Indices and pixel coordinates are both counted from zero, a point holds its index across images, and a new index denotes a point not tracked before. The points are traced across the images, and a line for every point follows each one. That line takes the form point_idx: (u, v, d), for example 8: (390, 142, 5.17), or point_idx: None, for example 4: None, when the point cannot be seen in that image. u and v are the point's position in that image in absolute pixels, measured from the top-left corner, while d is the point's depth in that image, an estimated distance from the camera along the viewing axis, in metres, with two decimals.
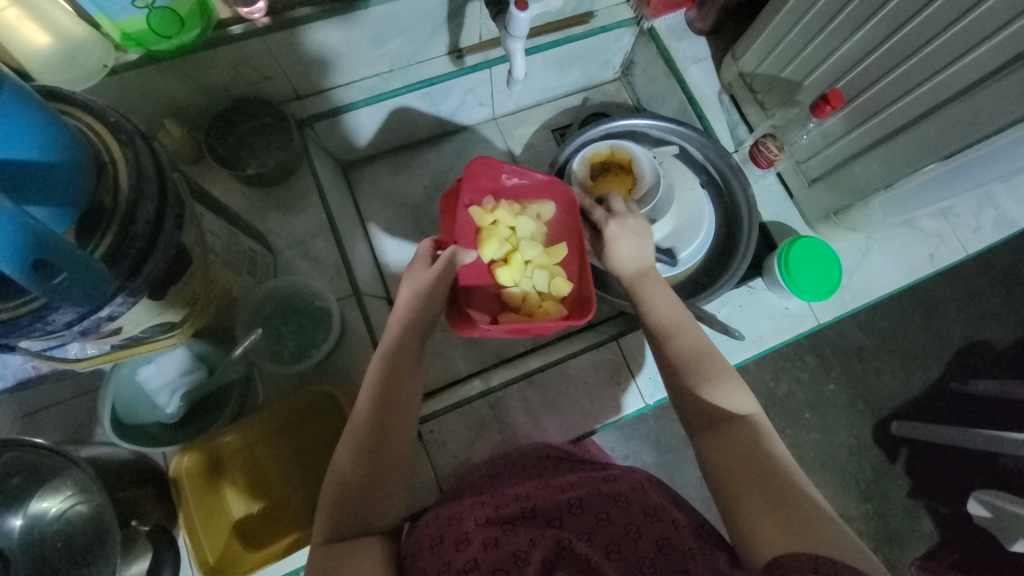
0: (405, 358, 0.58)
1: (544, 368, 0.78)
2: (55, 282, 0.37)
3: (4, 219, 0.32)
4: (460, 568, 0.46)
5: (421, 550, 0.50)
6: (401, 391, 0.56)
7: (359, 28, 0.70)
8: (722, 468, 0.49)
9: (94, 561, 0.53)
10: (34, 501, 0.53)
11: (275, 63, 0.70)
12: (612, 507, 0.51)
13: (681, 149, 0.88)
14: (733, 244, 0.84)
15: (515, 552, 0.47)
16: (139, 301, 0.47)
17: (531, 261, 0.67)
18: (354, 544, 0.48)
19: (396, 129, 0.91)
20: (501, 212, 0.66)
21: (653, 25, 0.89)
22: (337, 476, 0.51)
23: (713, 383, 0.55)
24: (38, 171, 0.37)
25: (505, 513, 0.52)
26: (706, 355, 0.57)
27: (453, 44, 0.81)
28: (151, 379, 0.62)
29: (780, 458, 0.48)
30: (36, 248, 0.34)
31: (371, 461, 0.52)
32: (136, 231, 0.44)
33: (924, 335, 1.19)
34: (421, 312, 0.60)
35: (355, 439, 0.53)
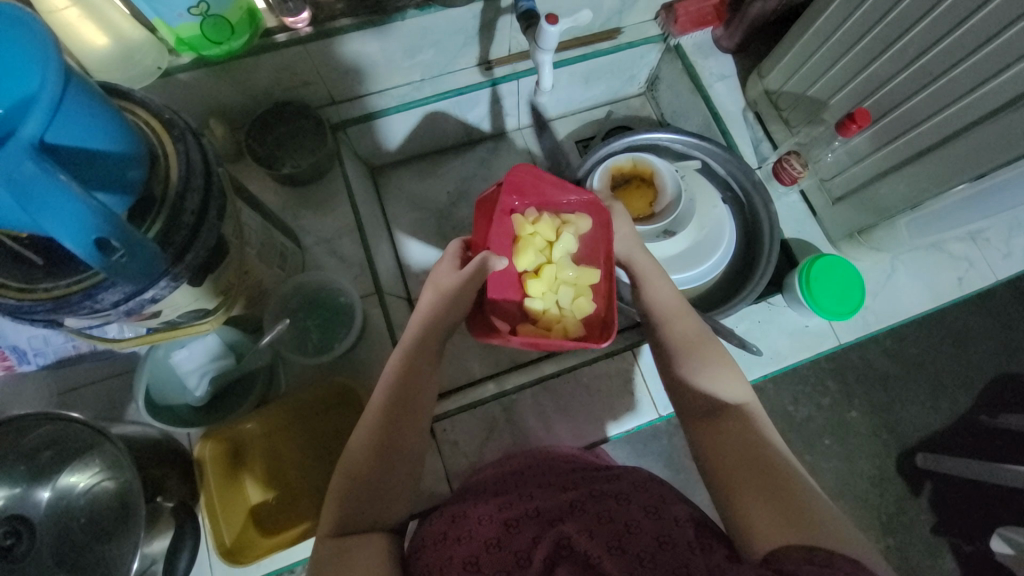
0: (422, 359, 0.59)
1: (558, 374, 0.78)
2: (115, 259, 0.40)
3: (68, 199, 0.35)
4: (463, 562, 0.48)
5: (426, 546, 0.53)
6: (417, 391, 0.57)
7: (394, 39, 0.73)
8: (717, 464, 0.50)
9: (118, 536, 0.55)
10: (63, 475, 0.56)
11: (315, 70, 0.74)
12: (612, 506, 0.50)
13: (704, 164, 0.89)
14: (753, 260, 0.84)
15: (518, 554, 0.47)
16: (180, 285, 0.49)
17: (560, 277, 0.69)
18: (360, 538, 0.49)
19: (424, 135, 0.94)
20: (542, 225, 0.68)
21: (680, 42, 0.90)
22: (349, 467, 0.53)
23: (704, 370, 0.56)
24: (99, 159, 0.40)
25: (509, 512, 0.53)
26: (699, 339, 0.59)
27: (483, 56, 0.84)
28: (184, 363, 0.65)
29: (778, 457, 0.49)
30: (97, 226, 0.37)
31: (382, 459, 0.53)
32: (182, 219, 0.46)
33: (953, 365, 1.16)
34: (443, 316, 0.61)
35: (370, 431, 0.54)
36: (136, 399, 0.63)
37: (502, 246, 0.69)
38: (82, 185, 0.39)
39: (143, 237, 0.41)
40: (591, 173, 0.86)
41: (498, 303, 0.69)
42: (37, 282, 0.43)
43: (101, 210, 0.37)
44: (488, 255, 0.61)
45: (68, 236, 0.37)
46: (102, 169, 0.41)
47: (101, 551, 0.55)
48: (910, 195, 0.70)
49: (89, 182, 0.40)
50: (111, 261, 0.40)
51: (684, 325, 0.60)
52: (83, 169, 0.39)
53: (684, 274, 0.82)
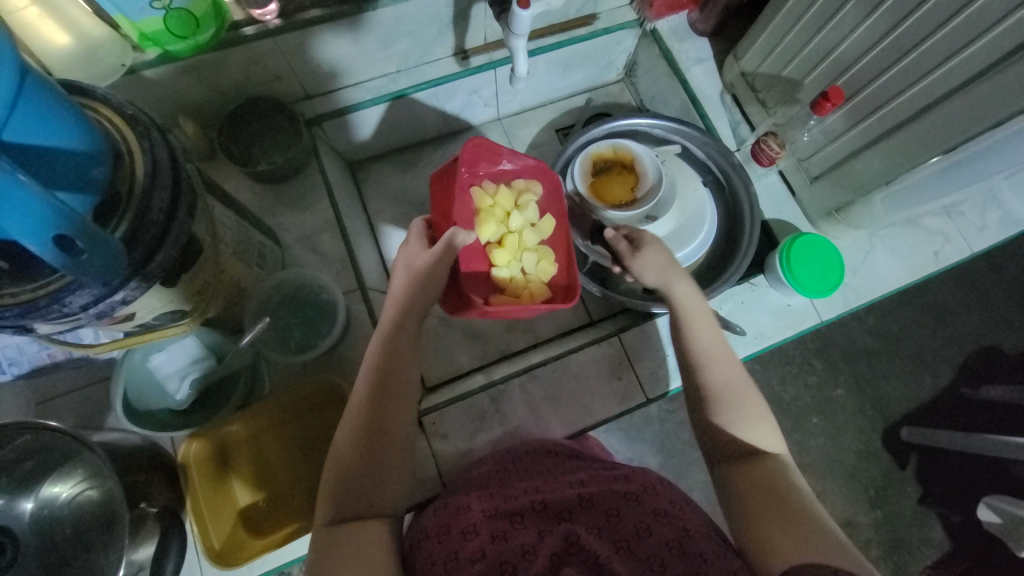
0: (401, 346, 0.59)
1: (545, 363, 0.78)
2: (80, 258, 0.39)
3: (28, 196, 0.34)
4: (470, 557, 0.47)
5: (429, 538, 0.52)
6: (396, 377, 0.57)
7: (367, 31, 0.72)
8: (748, 498, 0.50)
9: (106, 545, 0.55)
10: (45, 485, 0.56)
11: (287, 64, 0.73)
12: (623, 504, 0.52)
13: (683, 148, 0.90)
14: (735, 241, 0.84)
15: (523, 547, 0.47)
16: (151, 287, 0.49)
17: (521, 244, 0.70)
18: (355, 527, 0.48)
19: (402, 128, 0.92)
20: (501, 196, 0.69)
21: (656, 27, 0.90)
22: (339, 459, 0.52)
23: (745, 420, 0.55)
24: (59, 157, 0.39)
25: (513, 505, 0.53)
26: (741, 387, 0.57)
27: (459, 45, 0.83)
28: (162, 368, 0.64)
29: (814, 505, 0.49)
30: (59, 224, 0.36)
31: (369, 450, 0.52)
32: (150, 218, 0.45)
33: (934, 339, 1.18)
34: (411, 300, 0.61)
35: (357, 419, 0.54)
36: (114, 406, 0.61)
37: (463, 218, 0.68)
38: (43, 184, 0.38)
39: (110, 238, 0.40)
40: (571, 160, 0.86)
41: (464, 276, 0.69)
42: (5, 289, 0.42)
43: (66, 210, 0.36)
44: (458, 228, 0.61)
45: (28, 235, 0.35)
46: (63, 166, 0.39)
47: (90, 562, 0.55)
48: (885, 170, 0.71)
49: (50, 181, 0.39)
50: (76, 261, 0.39)
51: (724, 370, 0.58)
52: (41, 166, 0.38)
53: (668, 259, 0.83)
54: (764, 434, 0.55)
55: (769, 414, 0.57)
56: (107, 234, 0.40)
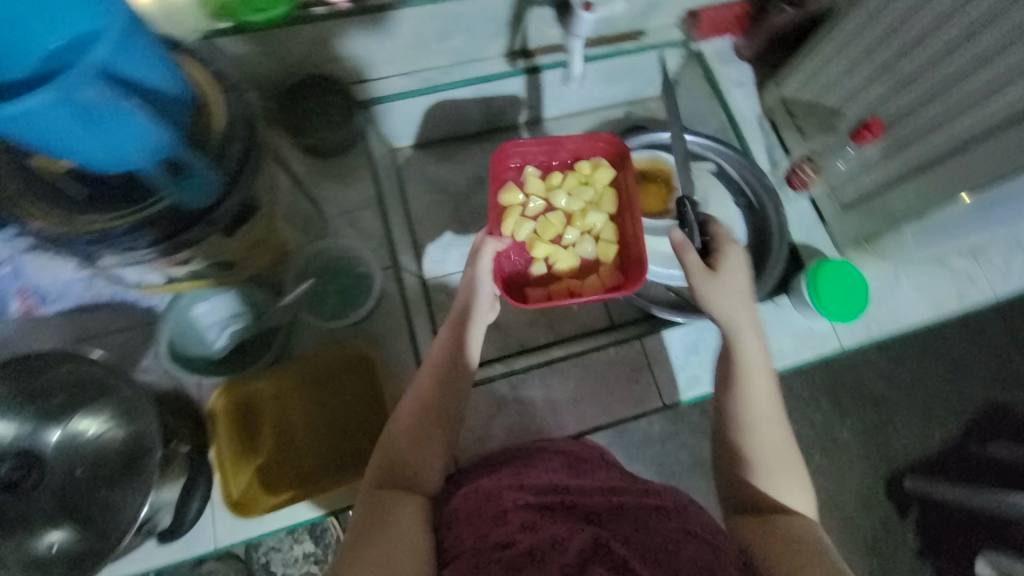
0: (462, 342, 0.63)
1: (566, 358, 0.80)
2: (179, 180, 0.47)
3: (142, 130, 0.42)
4: (500, 541, 0.50)
5: (458, 519, 0.55)
6: (460, 366, 0.62)
7: (428, 20, 0.76)
8: (777, 528, 0.51)
9: (122, 483, 0.57)
10: (74, 419, 0.59)
11: (350, 46, 0.77)
12: (652, 518, 0.54)
13: (718, 167, 0.91)
14: (762, 260, 0.85)
15: (554, 537, 0.50)
16: (215, 234, 0.52)
17: (577, 232, 0.75)
18: (401, 499, 0.52)
19: (445, 121, 0.94)
20: (537, 190, 0.74)
21: (700, 49, 0.94)
22: (399, 431, 0.57)
23: (767, 445, 0.57)
24: (157, 95, 0.43)
25: (543, 500, 0.56)
26: (782, 449, 0.57)
27: (511, 45, 0.86)
28: (205, 319, 0.67)
29: (828, 540, 0.51)
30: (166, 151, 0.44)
31: (428, 428, 0.57)
32: (225, 163, 0.49)
33: (946, 390, 1.17)
34: (463, 303, 0.65)
35: (420, 399, 0.59)
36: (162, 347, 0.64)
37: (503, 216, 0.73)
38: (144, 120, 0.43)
39: (206, 173, 0.47)
40: None
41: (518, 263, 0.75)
42: (79, 215, 0.45)
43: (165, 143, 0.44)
44: (492, 240, 0.65)
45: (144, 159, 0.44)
46: (160, 105, 0.43)
47: (106, 497, 0.57)
48: (918, 204, 0.73)
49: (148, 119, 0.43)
50: (177, 181, 0.47)
51: (766, 430, 0.57)
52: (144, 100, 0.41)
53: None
54: (794, 472, 0.56)
55: (806, 470, 0.57)
56: (201, 165, 0.47)
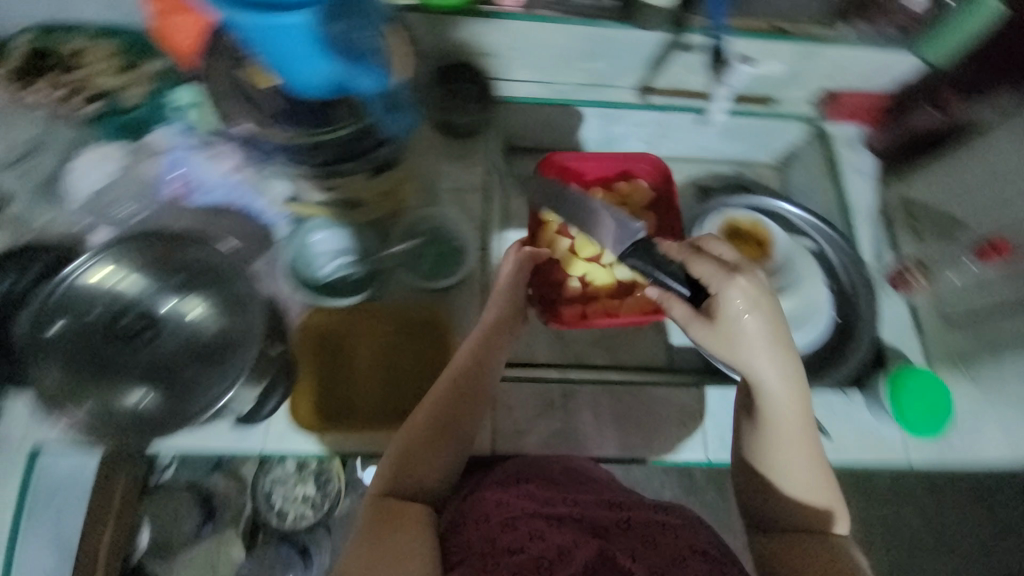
0: (500, 331, 0.70)
1: (622, 383, 0.80)
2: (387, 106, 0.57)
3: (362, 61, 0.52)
4: (508, 548, 0.55)
5: (468, 523, 0.59)
6: (486, 362, 0.67)
7: (581, 38, 0.81)
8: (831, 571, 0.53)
9: (205, 367, 0.63)
10: (185, 300, 0.66)
11: (505, 43, 0.83)
12: (659, 534, 0.58)
13: (817, 246, 0.89)
14: (845, 348, 0.83)
15: (560, 547, 0.54)
16: (373, 168, 0.61)
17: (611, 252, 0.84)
18: (405, 503, 0.56)
19: (562, 134, 0.96)
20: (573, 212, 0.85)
21: (830, 130, 0.94)
22: (417, 426, 0.62)
23: (793, 477, 0.57)
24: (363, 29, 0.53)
25: (552, 510, 0.60)
26: (823, 483, 0.57)
27: (647, 81, 0.90)
28: (319, 247, 0.74)
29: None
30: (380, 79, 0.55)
31: (442, 424, 0.62)
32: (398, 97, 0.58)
33: (997, 552, 1.08)
34: (501, 317, 0.71)
35: (451, 381, 0.65)
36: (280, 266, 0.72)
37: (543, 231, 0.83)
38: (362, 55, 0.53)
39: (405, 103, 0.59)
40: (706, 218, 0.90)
41: (557, 276, 0.84)
42: (273, 123, 0.55)
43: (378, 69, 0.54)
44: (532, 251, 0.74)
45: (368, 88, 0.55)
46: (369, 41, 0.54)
47: (187, 375, 0.63)
48: None
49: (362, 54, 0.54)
50: (386, 109, 0.57)
51: (799, 470, 0.57)
52: (353, 35, 0.51)
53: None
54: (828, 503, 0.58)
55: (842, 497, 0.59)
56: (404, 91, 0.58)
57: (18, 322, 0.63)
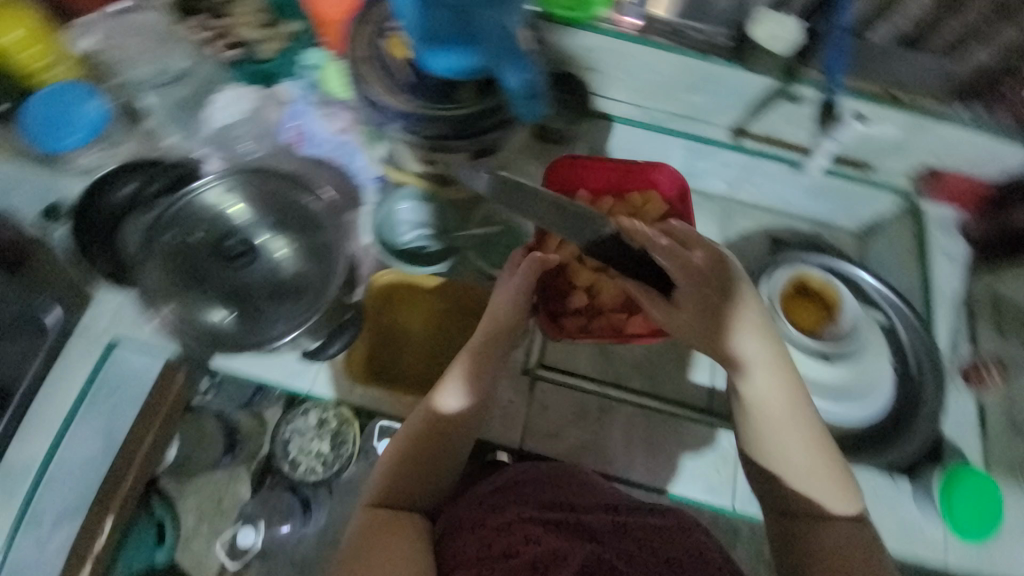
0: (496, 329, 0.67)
1: (659, 411, 0.79)
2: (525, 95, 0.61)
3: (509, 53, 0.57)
4: (502, 553, 0.55)
5: (460, 529, 0.61)
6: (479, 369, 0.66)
7: (688, 70, 0.80)
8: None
9: (281, 302, 0.68)
10: (274, 237, 0.71)
11: (610, 62, 0.83)
12: (657, 539, 0.60)
13: (888, 322, 0.86)
14: (900, 431, 0.79)
15: (556, 550, 0.55)
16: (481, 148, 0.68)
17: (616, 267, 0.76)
18: (395, 517, 0.60)
19: (646, 160, 0.97)
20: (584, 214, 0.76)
21: (924, 208, 0.91)
22: (410, 433, 0.64)
23: (796, 469, 0.60)
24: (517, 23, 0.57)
25: (548, 515, 0.61)
26: (833, 476, 0.60)
27: (742, 123, 0.87)
28: (403, 216, 0.79)
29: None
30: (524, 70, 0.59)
31: (432, 434, 0.64)
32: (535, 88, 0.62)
33: None
34: (507, 318, 0.67)
35: (445, 383, 0.66)
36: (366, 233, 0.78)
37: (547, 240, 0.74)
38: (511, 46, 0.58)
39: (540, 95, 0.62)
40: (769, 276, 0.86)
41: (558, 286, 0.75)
42: (403, 92, 0.63)
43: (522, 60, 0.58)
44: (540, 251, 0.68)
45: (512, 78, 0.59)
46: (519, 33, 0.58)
47: (264, 306, 0.68)
48: None
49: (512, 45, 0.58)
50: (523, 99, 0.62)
51: (802, 464, 0.60)
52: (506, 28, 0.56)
53: (827, 407, 0.79)
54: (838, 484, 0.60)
55: (848, 475, 0.60)
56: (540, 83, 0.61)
57: (134, 235, 0.70)
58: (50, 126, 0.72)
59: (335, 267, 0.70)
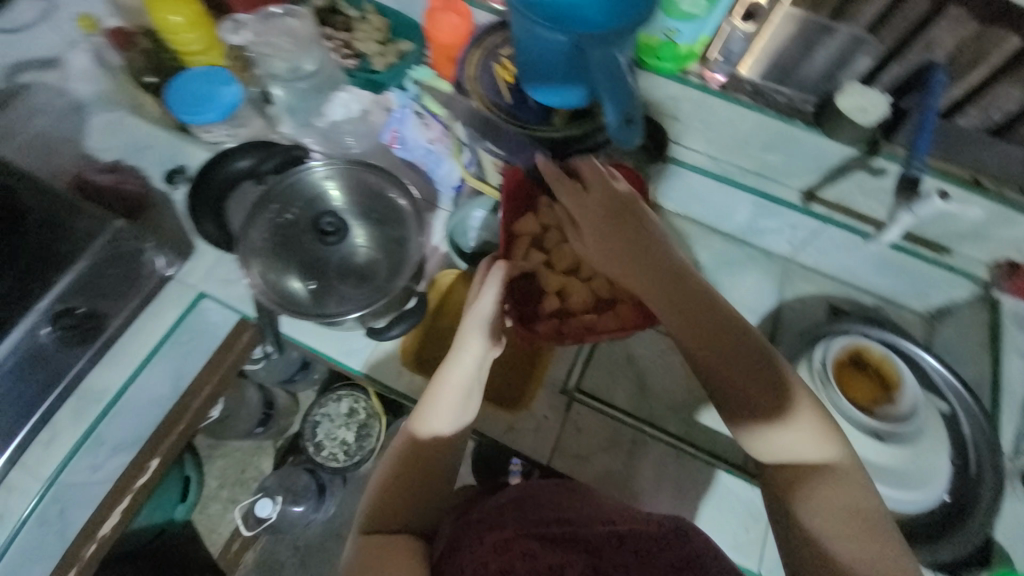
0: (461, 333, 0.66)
1: (696, 456, 0.78)
2: (622, 125, 0.67)
3: (612, 85, 0.63)
4: (498, 568, 0.57)
5: (449, 555, 0.61)
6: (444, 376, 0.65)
7: (770, 131, 0.82)
8: (807, 546, 0.56)
9: (351, 285, 0.75)
10: (357, 228, 0.78)
11: (690, 113, 0.86)
12: (655, 550, 0.59)
13: (950, 411, 0.82)
14: (951, 527, 0.75)
15: (551, 564, 0.57)
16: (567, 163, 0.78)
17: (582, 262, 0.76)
18: (392, 538, 0.61)
19: (711, 209, 0.99)
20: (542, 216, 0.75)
21: (1003, 301, 0.87)
22: (404, 459, 0.64)
23: (764, 425, 0.60)
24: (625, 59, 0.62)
25: (544, 529, 0.62)
26: (802, 421, 0.59)
27: (814, 187, 0.88)
28: (473, 223, 0.86)
29: (850, 548, 0.54)
30: (622, 103, 0.65)
31: (420, 466, 0.64)
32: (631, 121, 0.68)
33: None
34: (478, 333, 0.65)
35: (423, 402, 0.66)
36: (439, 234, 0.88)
37: (515, 244, 0.75)
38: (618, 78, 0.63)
39: (634, 127, 0.68)
40: (827, 358, 0.81)
41: (532, 291, 0.77)
42: (507, 111, 0.75)
43: (623, 95, 0.64)
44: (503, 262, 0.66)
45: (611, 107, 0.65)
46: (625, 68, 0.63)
47: (338, 287, 0.75)
48: None
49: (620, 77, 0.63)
50: (620, 127, 0.68)
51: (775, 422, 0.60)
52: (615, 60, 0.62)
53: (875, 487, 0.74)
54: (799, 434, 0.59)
55: (818, 417, 0.60)
56: (638, 117, 0.67)
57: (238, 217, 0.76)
58: (190, 103, 0.82)
59: (399, 259, 0.76)
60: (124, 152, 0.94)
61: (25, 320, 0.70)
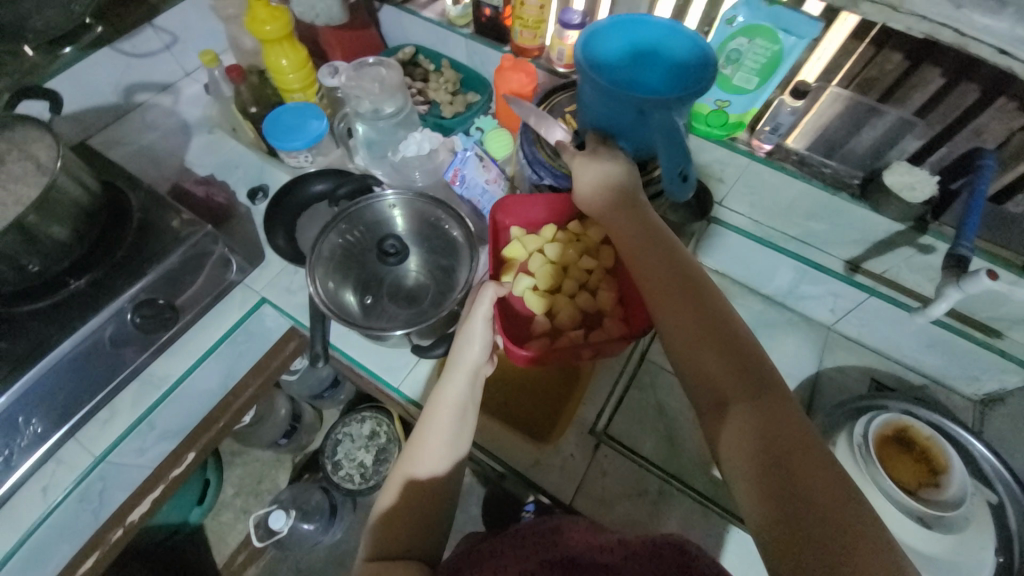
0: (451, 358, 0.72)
1: (724, 515, 0.75)
2: (678, 181, 0.70)
3: (672, 144, 0.68)
4: None
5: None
6: (435, 401, 0.69)
7: (815, 201, 0.85)
8: (757, 505, 0.49)
9: (400, 305, 0.84)
10: (412, 258, 0.88)
11: (736, 177, 0.90)
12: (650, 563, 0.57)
13: (998, 502, 0.78)
14: None
15: None
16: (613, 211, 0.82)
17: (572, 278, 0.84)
18: (394, 563, 0.58)
19: (750, 270, 1.00)
20: (529, 242, 0.84)
21: None
22: (411, 492, 0.63)
23: (706, 370, 0.56)
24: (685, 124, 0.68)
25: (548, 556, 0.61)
26: (736, 359, 0.56)
27: (858, 259, 0.90)
28: None
29: (801, 497, 0.47)
30: (681, 160, 0.68)
31: (429, 503, 0.63)
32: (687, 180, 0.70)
33: None
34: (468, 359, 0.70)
35: (418, 441, 0.67)
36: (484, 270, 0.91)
37: (505, 269, 0.83)
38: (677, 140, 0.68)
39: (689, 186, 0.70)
40: (867, 436, 0.78)
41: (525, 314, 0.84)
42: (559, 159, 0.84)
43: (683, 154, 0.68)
44: (491, 284, 0.72)
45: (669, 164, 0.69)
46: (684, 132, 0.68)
47: (386, 305, 0.83)
48: None
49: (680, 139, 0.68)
50: (676, 183, 0.70)
51: (714, 367, 0.56)
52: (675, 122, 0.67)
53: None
54: (740, 394, 0.54)
55: (749, 352, 0.56)
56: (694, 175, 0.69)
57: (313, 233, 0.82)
58: (281, 131, 0.93)
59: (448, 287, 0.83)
60: (216, 169, 1.07)
61: (113, 304, 0.78)
